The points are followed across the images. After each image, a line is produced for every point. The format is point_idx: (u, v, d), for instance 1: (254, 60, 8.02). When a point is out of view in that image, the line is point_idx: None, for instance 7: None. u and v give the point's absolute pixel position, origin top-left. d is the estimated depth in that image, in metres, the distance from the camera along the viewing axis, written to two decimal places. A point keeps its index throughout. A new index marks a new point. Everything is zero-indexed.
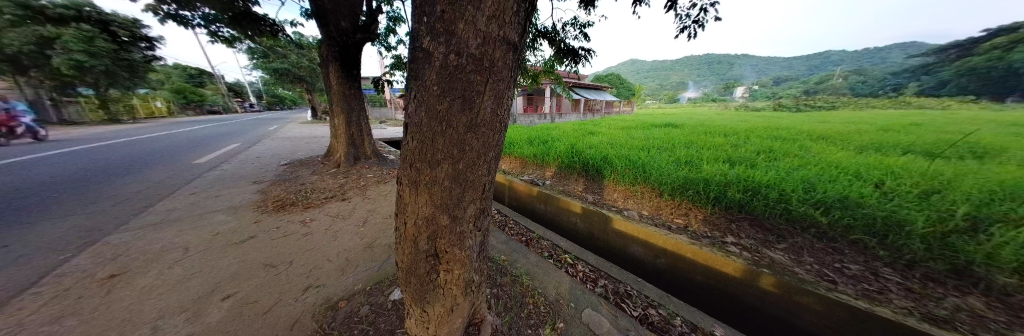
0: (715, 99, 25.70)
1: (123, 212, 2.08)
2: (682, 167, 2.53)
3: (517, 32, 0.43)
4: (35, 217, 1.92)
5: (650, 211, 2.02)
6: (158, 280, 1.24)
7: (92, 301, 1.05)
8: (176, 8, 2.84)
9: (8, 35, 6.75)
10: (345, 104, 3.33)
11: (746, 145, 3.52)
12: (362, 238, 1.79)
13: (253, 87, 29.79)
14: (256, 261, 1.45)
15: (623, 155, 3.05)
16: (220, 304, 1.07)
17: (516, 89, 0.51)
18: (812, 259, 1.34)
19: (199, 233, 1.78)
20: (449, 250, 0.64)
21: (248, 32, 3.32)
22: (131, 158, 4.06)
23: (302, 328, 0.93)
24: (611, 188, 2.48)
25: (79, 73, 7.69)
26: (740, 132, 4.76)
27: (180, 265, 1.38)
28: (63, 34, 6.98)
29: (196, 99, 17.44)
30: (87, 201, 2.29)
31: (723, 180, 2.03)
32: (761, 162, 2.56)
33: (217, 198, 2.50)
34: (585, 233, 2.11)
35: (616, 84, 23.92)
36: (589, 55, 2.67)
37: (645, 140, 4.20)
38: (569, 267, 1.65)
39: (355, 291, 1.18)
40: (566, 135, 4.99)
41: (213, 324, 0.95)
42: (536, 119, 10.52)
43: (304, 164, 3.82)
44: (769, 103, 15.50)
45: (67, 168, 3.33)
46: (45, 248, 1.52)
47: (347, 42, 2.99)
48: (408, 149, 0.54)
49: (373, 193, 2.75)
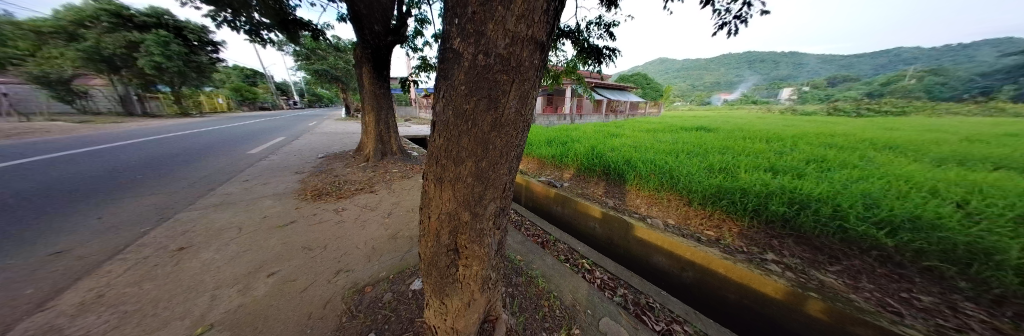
0: (755, 101, 23.49)
1: (189, 194, 2.41)
2: (714, 174, 2.35)
3: (546, 30, 0.42)
4: (123, 195, 2.29)
5: (677, 220, 1.89)
6: (217, 254, 1.43)
7: (167, 270, 1.25)
8: (232, 15, 3.22)
9: (106, 40, 8.10)
10: (375, 103, 3.56)
11: (790, 152, 3.18)
12: (387, 228, 1.90)
13: (296, 86, 32.95)
14: (296, 244, 1.60)
15: (648, 159, 2.91)
16: (266, 280, 1.21)
17: (541, 90, 0.50)
18: (872, 286, 1.16)
19: (251, 215, 2.01)
20: (469, 246, 0.66)
21: (290, 35, 3.65)
22: (196, 148, 4.64)
23: (333, 308, 1.02)
24: (634, 193, 2.37)
25: (158, 73, 8.97)
26: (786, 138, 4.30)
27: (234, 243, 1.57)
28: (146, 39, 8.25)
29: (250, 96, 19.74)
30: (162, 182, 2.70)
31: (763, 191, 1.85)
32: (810, 172, 2.30)
33: (265, 185, 2.80)
34: (604, 239, 2.04)
35: (642, 84, 22.75)
36: (614, 55, 2.58)
37: (674, 144, 3.94)
38: (586, 272, 1.61)
39: (380, 277, 1.25)
40: (586, 137, 4.86)
41: (258, 298, 1.07)
42: (556, 119, 10.43)
43: (338, 158, 4.13)
44: (820, 106, 13.84)
45: (146, 156, 3.85)
46: (133, 220, 1.82)
47: (378, 44, 3.18)
48: (434, 146, 0.56)
49: (397, 187, 2.90)
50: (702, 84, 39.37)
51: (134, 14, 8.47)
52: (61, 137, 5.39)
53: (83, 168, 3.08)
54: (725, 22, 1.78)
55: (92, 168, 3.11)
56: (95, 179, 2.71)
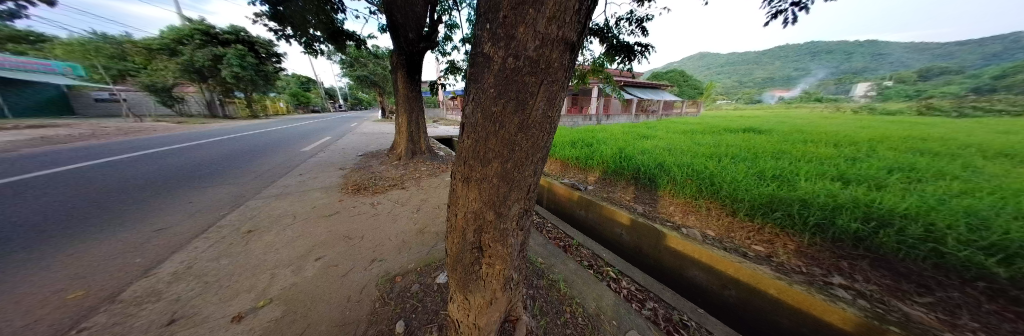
0: (819, 98, 20.31)
1: (256, 185, 2.82)
2: (765, 182, 2.08)
3: (578, 30, 0.41)
4: (208, 185, 2.76)
5: (717, 231, 1.71)
6: (277, 237, 1.66)
7: (239, 249, 1.49)
8: (292, 30, 3.69)
9: (198, 55, 9.80)
10: (407, 105, 3.80)
11: (865, 159, 2.70)
12: (416, 223, 2.02)
13: (341, 91, 36.74)
14: (339, 232, 1.78)
15: (684, 163, 2.69)
16: (314, 263, 1.37)
17: (570, 91, 0.49)
18: (977, 324, 0.89)
19: (303, 205, 2.29)
20: (492, 245, 0.68)
21: (337, 46, 4.07)
22: (261, 146, 5.40)
23: (369, 293, 1.11)
24: (667, 200, 2.21)
25: (236, 81, 10.59)
26: (859, 142, 3.66)
27: (290, 228, 1.81)
28: (227, 53, 9.83)
29: (304, 100, 22.45)
30: (237, 175, 3.20)
31: (829, 203, 1.59)
32: (893, 182, 1.92)
33: (314, 179, 3.16)
34: (631, 247, 1.92)
35: (678, 82, 21.05)
36: (647, 51, 2.43)
37: (715, 147, 3.58)
38: (611, 281, 1.53)
39: (409, 269, 1.33)
40: (614, 138, 4.65)
41: (307, 279, 1.22)
42: (581, 120, 10.14)
43: (374, 156, 4.50)
44: (909, 104, 11.51)
45: (223, 152, 4.57)
46: (216, 205, 2.19)
47: (412, 51, 3.40)
48: (462, 147, 0.58)
49: (425, 184, 3.07)
50: (751, 80, 35.10)
51: (218, 33, 10.44)
52: (167, 135, 6.65)
53: (180, 161, 3.76)
54: (781, 10, 1.56)
55: (186, 161, 3.78)
56: (188, 170, 3.30)
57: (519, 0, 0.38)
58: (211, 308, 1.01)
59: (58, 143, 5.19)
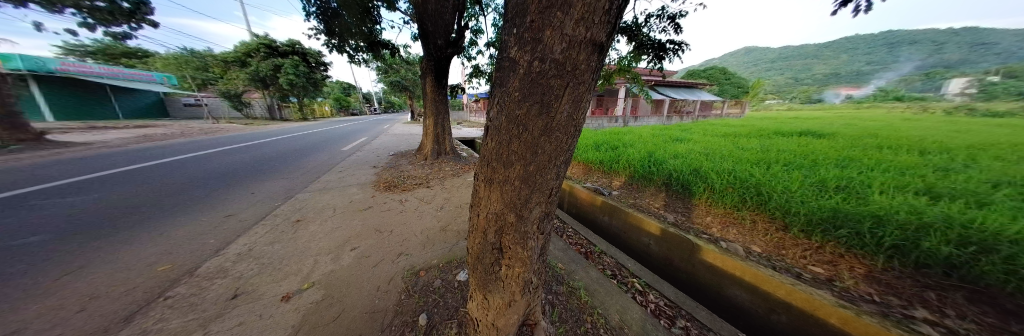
0: (901, 96, 17.10)
1: (304, 180, 3.18)
2: (826, 193, 1.81)
3: (608, 29, 0.39)
4: (265, 179, 3.17)
5: (763, 246, 1.52)
6: (320, 227, 1.86)
7: (289, 236, 1.69)
8: (337, 42, 4.11)
9: (263, 65, 11.36)
10: (434, 108, 4.00)
11: (967, 169, 2.21)
12: (439, 220, 2.11)
13: (376, 95, 39.82)
14: (371, 226, 1.93)
15: (723, 169, 2.45)
16: (350, 253, 1.50)
17: (596, 93, 0.47)
18: None
19: (341, 199, 2.53)
20: (512, 247, 0.68)
21: (374, 54, 4.43)
22: (308, 145, 6.06)
23: (396, 285, 1.19)
24: (702, 210, 2.02)
25: (291, 88, 12.07)
26: (960, 150, 3.00)
27: (330, 220, 2.00)
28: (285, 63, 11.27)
29: (345, 104, 24.76)
30: (288, 170, 3.63)
31: (914, 221, 1.32)
32: (1010, 200, 1.54)
33: (351, 176, 3.47)
34: (660, 258, 1.79)
35: (718, 79, 19.26)
36: (680, 49, 2.28)
37: (762, 153, 3.21)
38: (638, 293, 1.44)
39: (432, 264, 1.39)
40: (642, 141, 4.39)
41: (343, 267, 1.34)
42: (606, 122, 9.77)
43: (404, 155, 4.80)
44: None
45: (278, 150, 5.21)
46: (271, 197, 2.51)
47: (440, 56, 3.58)
48: (486, 149, 0.59)
49: (449, 184, 3.19)
50: (809, 76, 30.75)
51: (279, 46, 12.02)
52: (237, 135, 7.80)
53: (245, 158, 4.37)
54: None
55: (250, 158, 4.39)
56: (251, 165, 3.82)
57: (547, 4, 0.38)
58: (265, 286, 1.16)
59: (159, 140, 6.35)
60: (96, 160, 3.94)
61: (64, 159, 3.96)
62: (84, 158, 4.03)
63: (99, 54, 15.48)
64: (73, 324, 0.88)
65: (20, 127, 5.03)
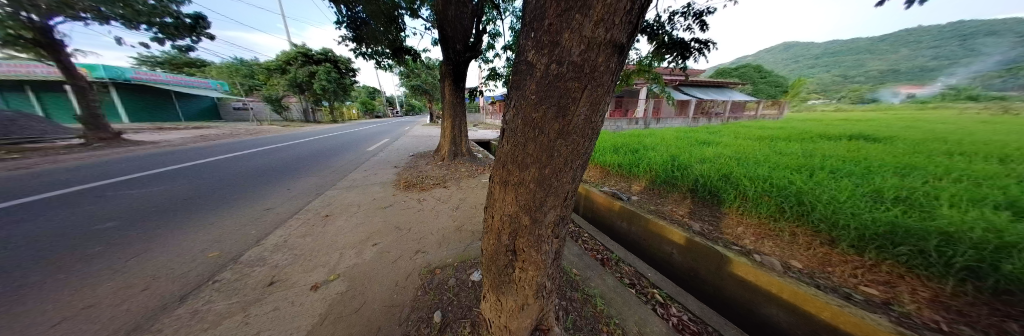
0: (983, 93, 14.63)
1: (332, 178, 3.41)
2: (885, 205, 1.59)
3: (630, 30, 0.37)
4: (298, 176, 3.43)
5: (803, 261, 1.37)
6: (346, 222, 1.98)
7: (319, 230, 1.82)
8: (364, 49, 4.40)
9: (299, 72, 12.41)
10: (452, 110, 4.11)
11: None
12: (455, 220, 2.16)
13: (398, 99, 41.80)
14: (391, 223, 2.03)
15: (758, 175, 2.25)
16: (371, 248, 1.58)
17: (615, 96, 0.45)
18: None
19: (365, 197, 2.67)
20: (526, 250, 0.67)
21: (397, 60, 4.66)
22: (337, 146, 6.50)
23: (413, 281, 1.23)
24: (733, 219, 1.87)
25: (323, 92, 13.04)
26: None
27: (355, 216, 2.13)
28: (319, 69, 12.23)
29: (371, 107, 26.27)
30: (318, 169, 3.91)
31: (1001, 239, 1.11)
32: None
33: (374, 175, 3.66)
34: (684, 268, 1.69)
35: (751, 78, 17.83)
36: (706, 47, 2.16)
37: (804, 158, 2.90)
38: (658, 305, 1.36)
39: (447, 263, 1.42)
40: (665, 144, 4.18)
41: (365, 261, 1.42)
42: (625, 124, 9.42)
43: (423, 156, 4.98)
44: None
45: (309, 150, 5.63)
46: (304, 193, 2.73)
47: (458, 60, 3.67)
48: (501, 152, 0.60)
49: (465, 185, 3.25)
50: (862, 73, 27.46)
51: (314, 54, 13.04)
52: (276, 135, 8.56)
53: (282, 157, 4.78)
54: None
55: (286, 157, 4.78)
56: (286, 164, 4.17)
57: (566, 6, 0.38)
58: (297, 276, 1.25)
59: (212, 140, 7.15)
60: (161, 157, 4.52)
61: (137, 156, 4.59)
62: (153, 155, 4.64)
63: (167, 65, 17.81)
64: (142, 303, 1.01)
65: (102, 127, 5.91)
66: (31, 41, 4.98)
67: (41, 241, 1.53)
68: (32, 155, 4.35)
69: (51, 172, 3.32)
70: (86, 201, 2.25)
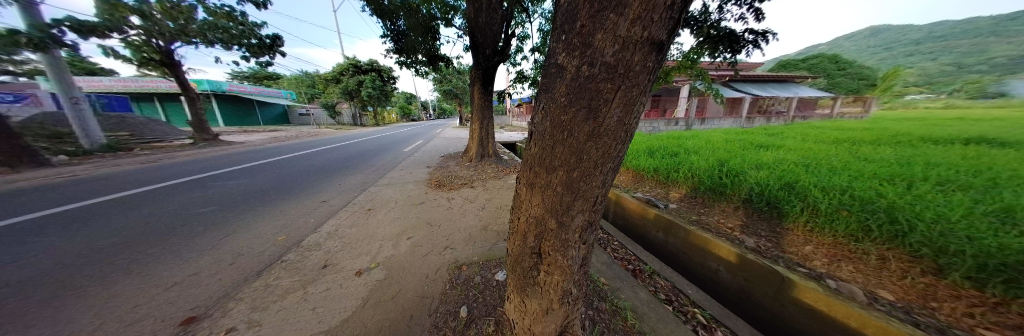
0: None
1: (373, 176, 3.78)
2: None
3: (669, 27, 0.35)
4: (345, 173, 3.87)
5: (897, 290, 1.11)
6: (385, 216, 2.18)
7: (363, 222, 2.03)
8: (404, 59, 4.80)
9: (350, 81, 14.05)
10: (480, 113, 4.25)
11: None
12: (481, 220, 2.22)
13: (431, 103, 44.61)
14: (423, 219, 2.16)
15: (833, 185, 1.90)
16: (406, 242, 1.71)
17: (651, 96, 0.43)
18: None
19: (401, 194, 2.90)
20: (552, 253, 0.67)
21: (431, 67, 5.00)
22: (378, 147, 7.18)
23: (442, 275, 1.30)
24: (798, 236, 1.60)
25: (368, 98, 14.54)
26: None
27: (393, 211, 2.33)
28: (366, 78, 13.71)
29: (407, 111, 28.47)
30: (362, 167, 4.37)
31: None
32: None
33: (408, 174, 3.96)
34: (732, 288, 1.49)
35: (825, 70, 15.08)
36: (762, 36, 1.90)
37: (900, 165, 2.36)
38: (698, 326, 1.23)
39: (473, 260, 1.47)
40: (710, 147, 3.76)
41: (401, 253, 1.54)
42: (661, 125, 8.69)
43: (452, 157, 5.23)
44: None
45: (355, 150, 6.32)
46: (351, 188, 3.06)
47: (488, 64, 3.80)
48: (529, 154, 0.60)
49: (491, 185, 3.33)
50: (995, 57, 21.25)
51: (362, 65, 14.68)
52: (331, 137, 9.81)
53: (333, 156, 5.44)
54: None
55: (337, 156, 5.44)
56: (336, 162, 4.74)
57: (600, 7, 0.37)
58: (345, 261, 1.42)
59: (283, 141, 8.47)
60: (247, 155, 5.51)
61: (230, 154, 5.66)
62: (241, 153, 5.67)
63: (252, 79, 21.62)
64: (231, 274, 1.24)
65: (204, 130, 7.40)
66: (159, 61, 6.47)
67: (165, 221, 1.96)
68: (161, 152, 5.61)
69: (172, 166, 4.24)
70: (194, 190, 2.83)
